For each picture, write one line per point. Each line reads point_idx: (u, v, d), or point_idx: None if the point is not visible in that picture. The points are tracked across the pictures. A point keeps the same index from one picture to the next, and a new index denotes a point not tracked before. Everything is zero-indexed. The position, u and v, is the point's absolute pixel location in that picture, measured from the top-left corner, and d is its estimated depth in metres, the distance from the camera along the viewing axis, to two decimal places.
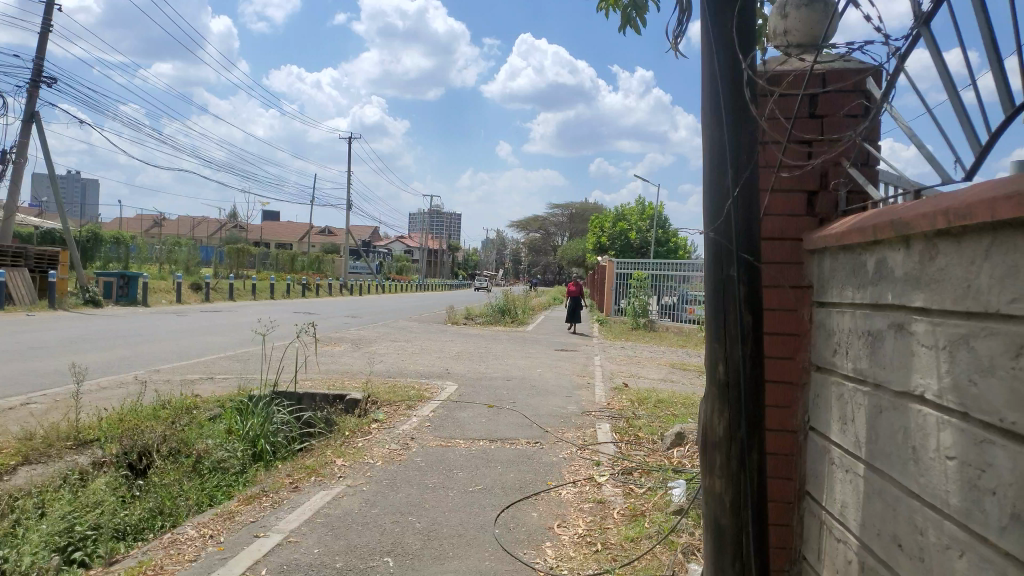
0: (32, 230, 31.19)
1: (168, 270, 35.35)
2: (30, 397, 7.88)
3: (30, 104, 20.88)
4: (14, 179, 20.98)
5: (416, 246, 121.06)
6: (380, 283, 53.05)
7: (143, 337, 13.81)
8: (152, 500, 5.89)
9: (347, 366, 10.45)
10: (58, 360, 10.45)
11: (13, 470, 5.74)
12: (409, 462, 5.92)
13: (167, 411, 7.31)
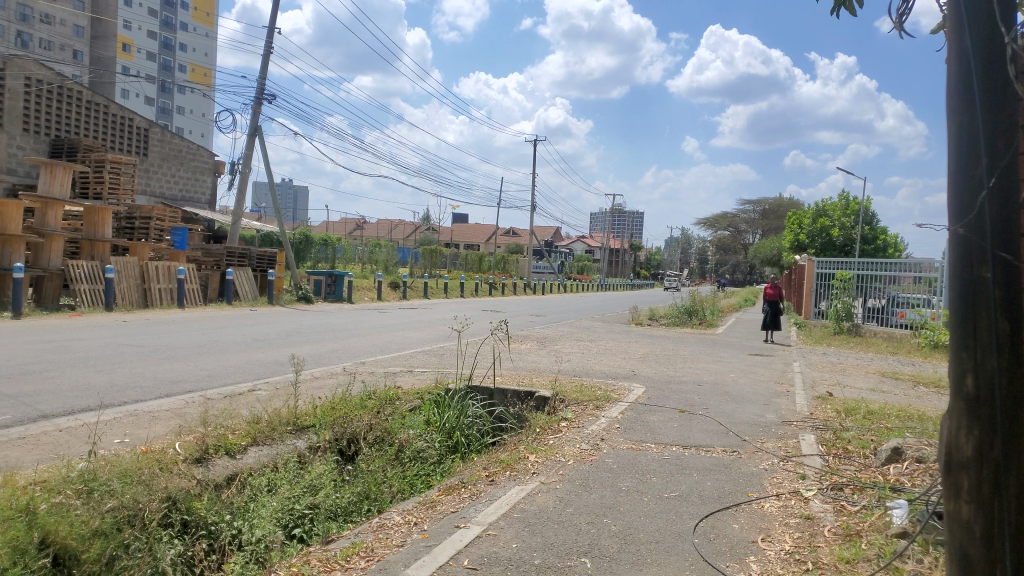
0: (255, 233, 34.71)
1: (369, 270, 37.86)
2: (256, 385, 8.74)
3: (255, 119, 23.22)
4: (241, 188, 23.40)
5: (598, 245, 121.27)
6: (562, 282, 53.55)
7: (348, 332, 14.84)
8: (360, 484, 6.34)
9: (536, 364, 10.62)
10: (278, 351, 11.49)
11: (244, 449, 6.32)
12: (601, 463, 5.90)
13: (374, 401, 7.78)
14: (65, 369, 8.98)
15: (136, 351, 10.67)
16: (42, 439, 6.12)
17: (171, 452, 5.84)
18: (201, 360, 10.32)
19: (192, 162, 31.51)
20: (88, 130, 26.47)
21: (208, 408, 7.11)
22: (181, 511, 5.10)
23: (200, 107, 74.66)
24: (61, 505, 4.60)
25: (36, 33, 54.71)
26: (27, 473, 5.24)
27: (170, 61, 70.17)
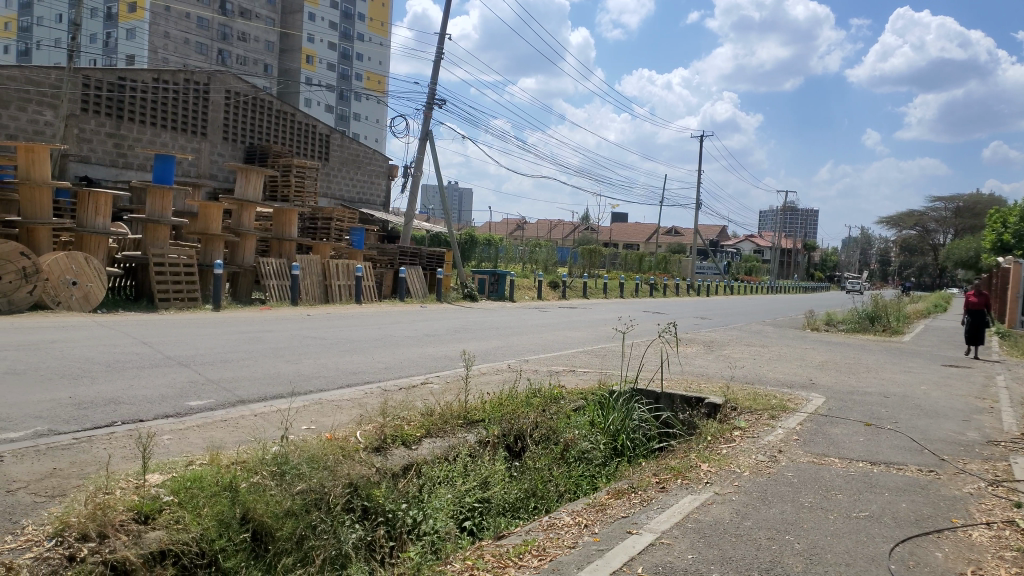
0: (425, 233, 36.25)
1: (530, 269, 38.43)
2: (428, 378, 9.08)
3: (426, 123, 24.19)
4: (412, 190, 24.48)
5: (766, 245, 116.16)
6: (728, 282, 51.72)
7: (513, 330, 15.11)
8: (527, 481, 6.40)
9: (705, 369, 10.28)
10: (448, 346, 11.91)
11: (419, 440, 6.53)
12: (780, 476, 5.58)
13: (539, 399, 7.80)
14: (259, 358, 9.76)
15: (319, 344, 11.41)
16: (241, 422, 6.67)
17: (352, 441, 6.12)
18: (377, 353, 10.86)
19: (368, 165, 33.40)
20: (277, 137, 28.73)
21: (386, 399, 7.44)
22: (361, 497, 5.35)
23: (375, 113, 79.01)
24: (257, 484, 4.99)
25: (234, 50, 60.18)
26: (229, 453, 5.71)
27: (348, 71, 74.75)
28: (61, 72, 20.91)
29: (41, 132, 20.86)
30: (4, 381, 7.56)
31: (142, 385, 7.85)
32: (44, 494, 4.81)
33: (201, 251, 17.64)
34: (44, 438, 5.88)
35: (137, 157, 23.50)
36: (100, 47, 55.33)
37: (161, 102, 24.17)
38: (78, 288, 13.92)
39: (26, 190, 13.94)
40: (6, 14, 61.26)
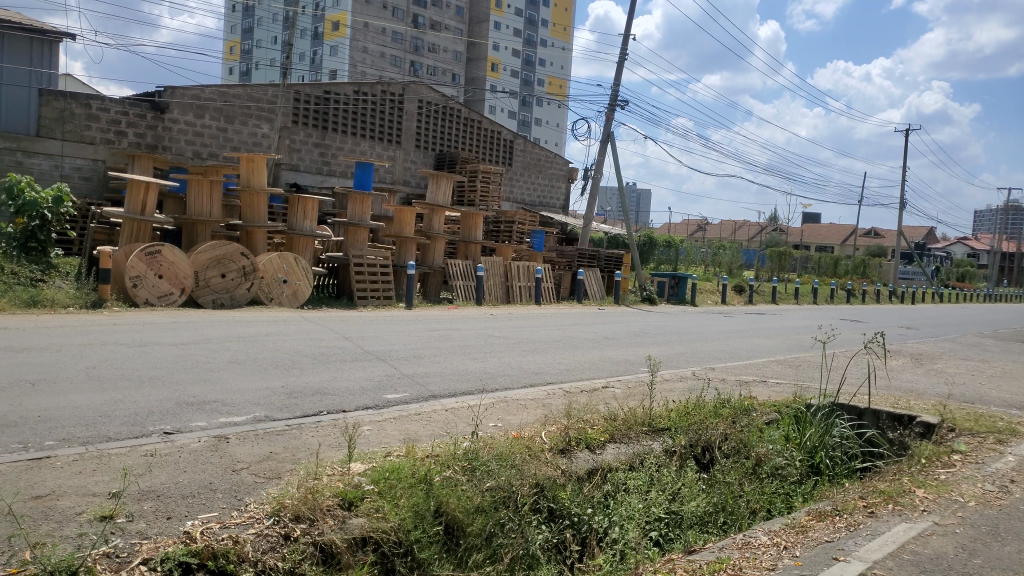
0: (604, 236, 36.21)
1: (712, 272, 37.24)
2: (610, 382, 8.99)
3: (607, 125, 24.12)
4: (592, 192, 24.53)
5: (981, 249, 104.78)
6: (937, 290, 47.10)
7: (698, 335, 14.66)
8: (717, 495, 6.14)
9: (915, 384, 9.38)
10: (631, 350, 11.75)
11: (603, 444, 6.44)
12: (1013, 510, 4.94)
13: (728, 410, 7.44)
14: (448, 356, 10.14)
15: (502, 343, 11.68)
16: (433, 416, 6.92)
17: (538, 441, 6.16)
18: (559, 354, 10.94)
19: (549, 168, 33.87)
20: (463, 142, 29.84)
21: (571, 401, 7.42)
22: (548, 498, 5.39)
23: (555, 117, 80.07)
24: (450, 478, 5.16)
25: (425, 61, 63.57)
26: (423, 446, 5.93)
27: (531, 77, 76.33)
28: (277, 88, 22.98)
29: (258, 144, 23.05)
30: (228, 369, 8.37)
31: (344, 377, 8.40)
32: (263, 475, 5.24)
33: (395, 252, 18.69)
34: (262, 423, 6.42)
35: (339, 164, 25.35)
36: (308, 63, 60.49)
37: (360, 113, 25.90)
38: (288, 286, 15.22)
39: (246, 197, 15.41)
40: (231, 39, 68.50)
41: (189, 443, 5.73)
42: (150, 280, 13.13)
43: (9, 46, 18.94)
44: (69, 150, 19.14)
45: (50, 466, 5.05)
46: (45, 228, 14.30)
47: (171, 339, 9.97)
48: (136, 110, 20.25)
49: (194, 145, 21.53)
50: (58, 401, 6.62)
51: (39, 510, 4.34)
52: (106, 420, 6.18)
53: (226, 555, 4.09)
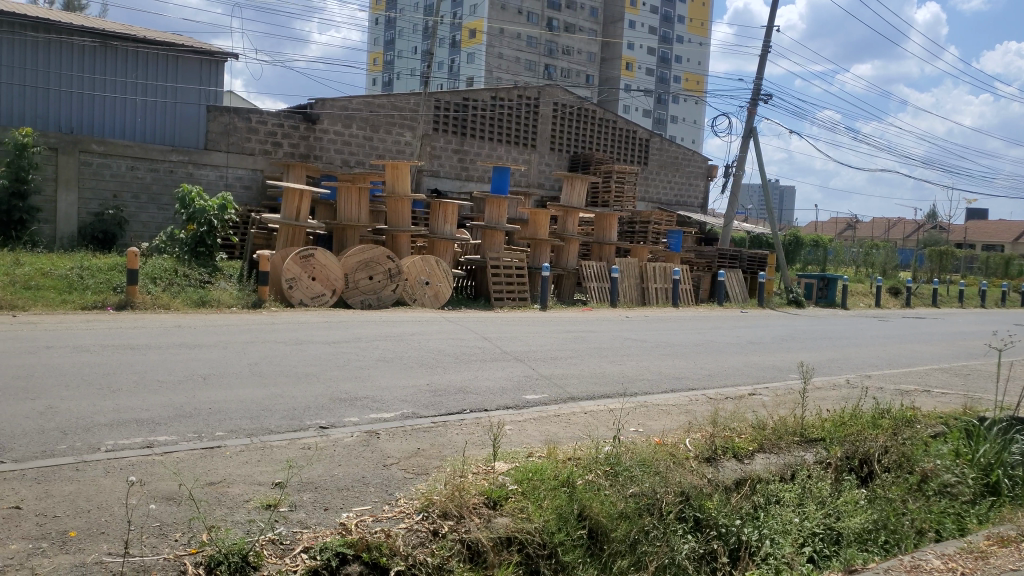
0: (745, 236, 34.95)
1: (864, 274, 35.09)
2: (756, 389, 8.63)
3: (750, 121, 23.29)
4: (733, 190, 23.75)
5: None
6: None
7: (852, 340, 13.82)
8: (877, 511, 5.76)
9: None
10: (779, 356, 11.23)
11: (752, 454, 6.17)
12: None
13: (889, 421, 6.94)
14: (585, 358, 10.08)
15: (641, 346, 11.48)
16: (574, 418, 6.91)
17: (682, 448, 5.98)
18: (701, 359, 10.63)
19: (687, 167, 33.10)
20: (599, 143, 29.69)
21: (716, 408, 7.17)
22: (694, 507, 5.24)
23: (692, 114, 78.19)
24: (592, 482, 5.12)
25: (559, 63, 64.01)
26: (565, 448, 5.92)
27: (667, 74, 74.95)
28: (418, 96, 23.79)
29: (401, 151, 23.95)
30: (376, 367, 8.72)
31: (484, 376, 8.53)
32: (412, 470, 5.41)
33: (530, 255, 18.87)
34: (409, 420, 6.63)
35: (476, 169, 25.92)
36: (446, 71, 62.40)
37: (497, 118, 26.36)
38: (430, 287, 15.72)
39: (392, 202, 16.04)
40: (373, 51, 71.62)
41: (343, 438, 6.00)
42: (305, 282, 13.92)
43: (182, 68, 20.70)
44: (233, 161, 20.64)
45: (221, 455, 5.44)
46: (211, 234, 15.44)
47: (324, 337, 10.50)
48: (291, 122, 21.55)
49: (342, 153, 22.67)
50: (225, 395, 7.12)
51: (213, 495, 4.68)
52: (268, 413, 6.58)
53: (379, 548, 4.23)
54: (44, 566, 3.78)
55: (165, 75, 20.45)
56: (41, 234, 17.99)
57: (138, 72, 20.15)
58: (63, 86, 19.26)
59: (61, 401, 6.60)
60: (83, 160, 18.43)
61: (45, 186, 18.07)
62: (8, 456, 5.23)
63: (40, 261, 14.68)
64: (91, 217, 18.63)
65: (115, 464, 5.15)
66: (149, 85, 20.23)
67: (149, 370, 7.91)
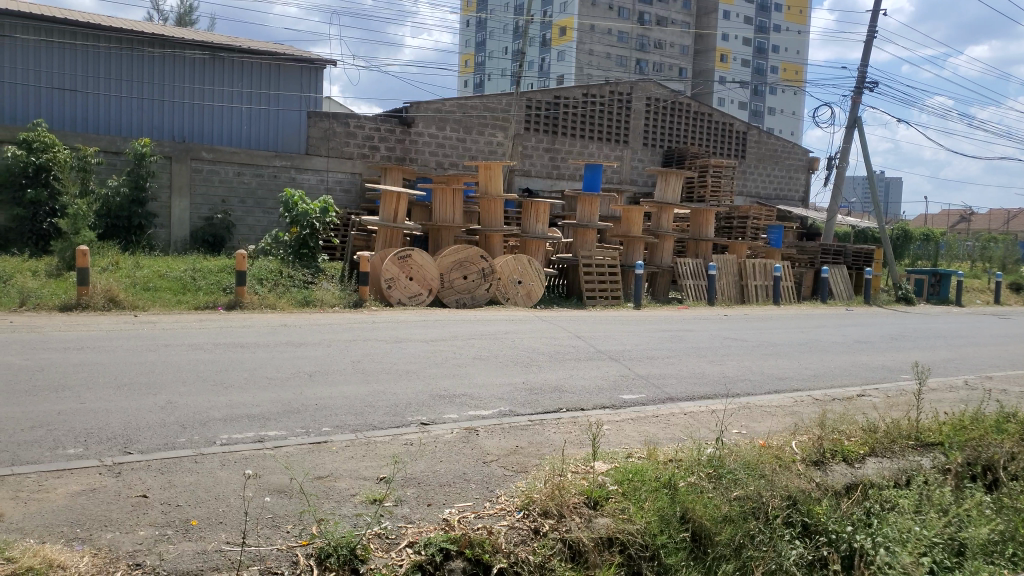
0: (849, 230, 33.53)
1: (980, 269, 33.05)
2: (865, 390, 8.25)
3: (853, 110, 22.31)
4: (836, 183, 22.82)
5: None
6: None
7: (969, 339, 13.04)
8: (1004, 521, 5.40)
9: None
10: (890, 355, 10.72)
11: (863, 459, 5.90)
12: None
13: (1016, 426, 6.49)
14: (683, 357, 9.90)
15: (741, 345, 11.16)
16: (673, 419, 6.78)
17: (788, 450, 5.77)
18: (805, 358, 10.24)
19: (786, 160, 32.02)
20: (693, 138, 29.10)
21: (824, 410, 6.89)
22: (802, 512, 5.08)
23: (791, 104, 75.61)
24: (695, 484, 5.01)
25: (652, 58, 63.34)
26: (665, 449, 5.81)
27: (763, 65, 72.75)
28: (510, 96, 23.94)
29: (494, 152, 24.17)
30: (473, 365, 8.82)
31: (580, 375, 8.50)
32: (512, 468, 5.44)
33: (623, 253, 18.68)
34: (507, 418, 6.67)
35: (568, 167, 25.88)
36: (537, 70, 62.72)
37: (589, 115, 26.22)
38: (523, 286, 15.79)
39: (485, 202, 16.19)
40: (465, 53, 72.60)
41: (443, 435, 6.09)
42: (402, 282, 14.24)
43: (284, 76, 21.54)
44: (333, 165, 21.29)
45: (328, 450, 5.62)
46: (314, 236, 15.99)
47: (422, 336, 10.71)
48: (387, 126, 22.09)
49: (436, 155, 23.07)
50: (330, 391, 7.35)
51: (322, 489, 4.84)
52: (371, 410, 6.76)
53: (482, 544, 4.28)
54: (170, 552, 3.99)
55: (269, 84, 21.34)
56: (158, 238, 19.09)
57: (244, 81, 21.11)
58: (176, 98, 20.36)
59: (179, 396, 6.97)
60: (194, 168, 19.43)
61: (161, 193, 19.09)
62: (134, 448, 5.56)
63: (157, 263, 15.59)
64: (203, 221, 19.64)
65: (231, 457, 5.41)
66: (254, 94, 21.16)
67: (259, 367, 8.27)
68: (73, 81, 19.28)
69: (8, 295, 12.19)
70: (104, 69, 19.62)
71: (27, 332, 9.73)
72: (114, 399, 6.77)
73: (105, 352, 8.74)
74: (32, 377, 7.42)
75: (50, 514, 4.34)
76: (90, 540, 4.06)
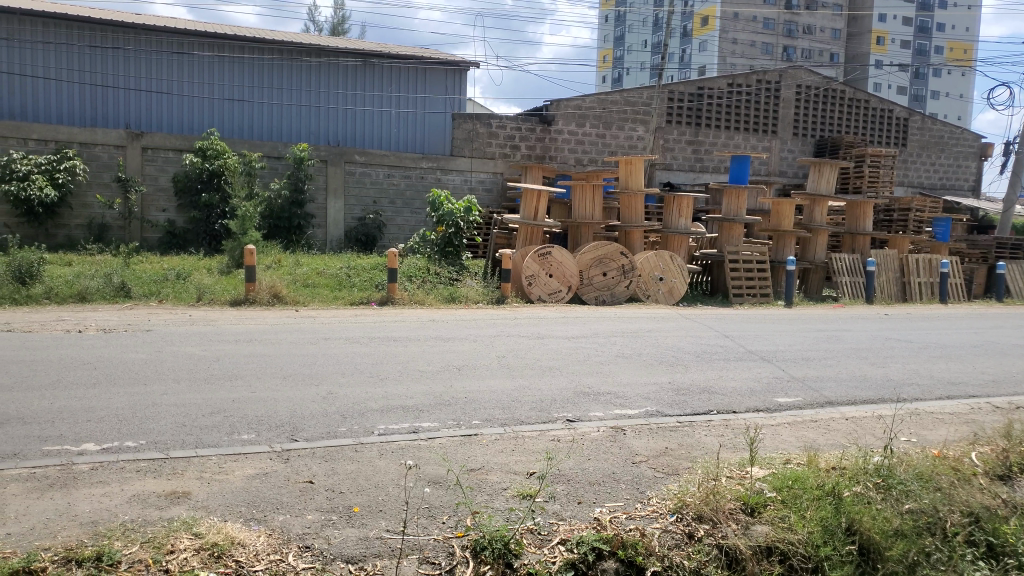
0: None
1: None
2: None
3: None
4: (1014, 170, 20.77)
5: None
6: None
7: None
8: None
9: None
10: None
11: None
12: None
13: None
14: (842, 359, 9.34)
15: (906, 347, 10.39)
16: (834, 425, 6.41)
17: (967, 462, 5.30)
18: (982, 362, 9.38)
19: (954, 147, 29.56)
20: (849, 125, 27.46)
21: (1008, 421, 6.28)
22: (986, 531, 4.62)
23: (960, 86, 69.75)
24: (862, 495, 4.71)
25: (801, 44, 60.56)
26: (826, 455, 5.50)
27: (927, 45, 67.56)
28: (651, 90, 23.56)
29: (634, 147, 23.89)
30: (618, 362, 8.74)
31: (730, 376, 8.22)
32: (662, 470, 5.32)
33: (772, 248, 17.93)
34: (655, 418, 6.55)
35: (712, 160, 25.12)
36: (677, 62, 61.57)
37: (735, 106, 25.32)
38: (665, 284, 15.49)
39: (625, 198, 16.00)
40: (604, 48, 72.08)
41: (590, 432, 6.06)
42: (543, 279, 14.36)
43: (430, 79, 22.30)
44: (476, 165, 21.77)
45: (479, 443, 5.73)
46: (458, 234, 16.43)
47: (565, 332, 10.72)
48: (528, 125, 22.34)
49: (576, 152, 23.08)
50: (479, 385, 7.52)
51: (475, 482, 4.94)
52: (519, 404, 6.84)
53: (635, 546, 4.23)
54: (336, 537, 4.21)
55: (415, 87, 22.15)
56: (316, 238, 20.25)
57: (392, 86, 22.02)
58: (331, 104, 21.55)
59: (339, 387, 7.36)
60: (348, 171, 20.44)
61: (318, 195, 20.21)
62: (301, 435, 5.91)
63: (315, 261, 16.55)
64: (355, 222, 20.65)
65: (388, 447, 5.64)
66: (402, 98, 22.05)
67: (410, 360, 8.59)
68: (241, 91, 20.75)
69: (188, 291, 13.34)
70: (269, 80, 20.99)
71: (204, 325, 10.59)
72: (284, 388, 7.25)
73: (273, 344, 9.38)
74: (209, 367, 8.05)
75: (230, 494, 4.70)
76: (265, 521, 4.35)
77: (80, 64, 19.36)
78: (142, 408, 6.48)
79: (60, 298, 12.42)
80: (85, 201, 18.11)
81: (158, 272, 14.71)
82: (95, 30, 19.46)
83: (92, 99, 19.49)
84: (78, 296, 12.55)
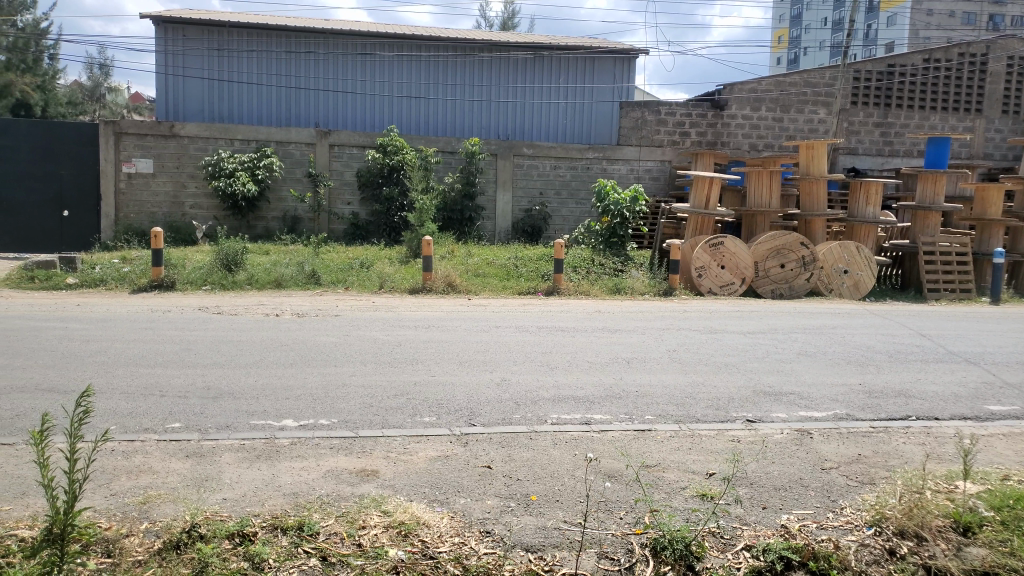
0: None
1: None
2: None
3: None
4: None
5: None
6: None
7: None
8: None
9: None
10: None
11: None
12: None
13: None
14: None
15: None
16: None
17: None
18: None
19: None
20: None
21: None
22: None
23: None
24: None
25: (1009, 11, 55.38)
26: None
27: None
28: (835, 69, 22.11)
29: (815, 130, 22.49)
30: (799, 361, 8.26)
31: (930, 380, 7.51)
32: (856, 478, 4.95)
33: (975, 239, 16.20)
34: (845, 422, 6.12)
35: (905, 143, 23.13)
36: (863, 40, 57.42)
37: (931, 83, 23.20)
38: (850, 277, 14.44)
39: (805, 184, 15.07)
40: (780, 30, 68.69)
41: (773, 434, 5.76)
42: (714, 270, 13.87)
43: (599, 68, 22.25)
44: (644, 154, 21.37)
45: (653, 439, 5.62)
46: (625, 224, 16.21)
47: (740, 327, 10.28)
48: (699, 111, 21.64)
49: (751, 137, 22.09)
50: (650, 379, 7.38)
51: (653, 479, 4.83)
52: (693, 401, 6.63)
53: (828, 559, 3.95)
54: (515, 524, 4.27)
55: (584, 77, 22.18)
56: (486, 230, 20.72)
57: (561, 76, 22.17)
58: (502, 98, 22.03)
59: (511, 375, 7.48)
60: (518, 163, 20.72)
61: (488, 188, 20.63)
62: (478, 421, 6.06)
63: (486, 252, 16.93)
64: (523, 213, 20.93)
65: (562, 437, 5.64)
66: (571, 89, 22.14)
67: (580, 351, 8.57)
68: (419, 87, 21.64)
69: (371, 279, 14.10)
70: (444, 75, 21.76)
71: (385, 311, 11.17)
72: (459, 374, 7.50)
73: (449, 331, 9.70)
74: (391, 352, 8.44)
75: (415, 476, 4.89)
76: (447, 504, 4.48)
77: (277, 68, 20.99)
78: (334, 388, 6.91)
79: (260, 284, 13.54)
80: (281, 195, 19.62)
81: (343, 261, 15.68)
82: (291, 37, 21.03)
83: (288, 101, 21.08)
84: (275, 283, 13.62)
